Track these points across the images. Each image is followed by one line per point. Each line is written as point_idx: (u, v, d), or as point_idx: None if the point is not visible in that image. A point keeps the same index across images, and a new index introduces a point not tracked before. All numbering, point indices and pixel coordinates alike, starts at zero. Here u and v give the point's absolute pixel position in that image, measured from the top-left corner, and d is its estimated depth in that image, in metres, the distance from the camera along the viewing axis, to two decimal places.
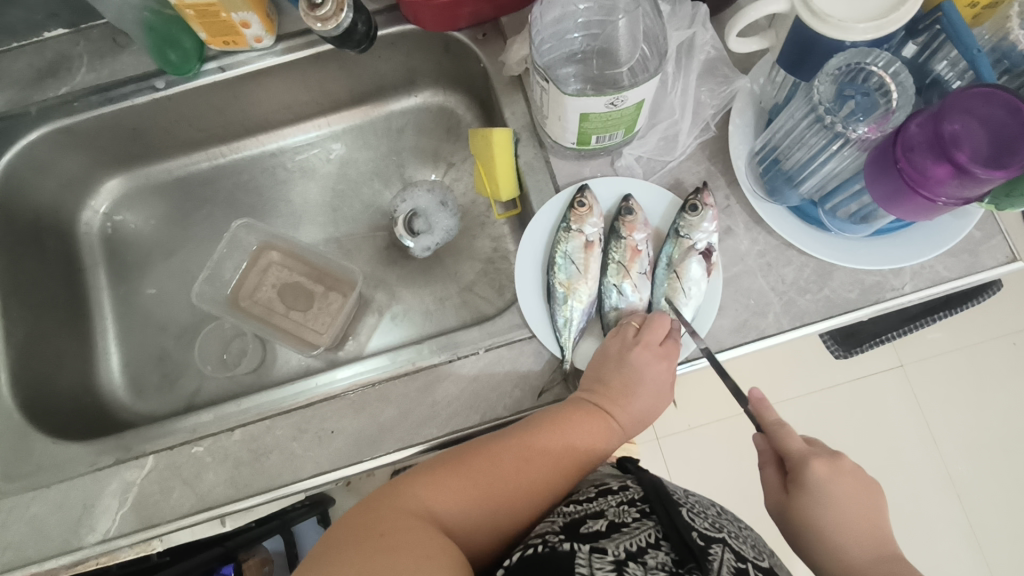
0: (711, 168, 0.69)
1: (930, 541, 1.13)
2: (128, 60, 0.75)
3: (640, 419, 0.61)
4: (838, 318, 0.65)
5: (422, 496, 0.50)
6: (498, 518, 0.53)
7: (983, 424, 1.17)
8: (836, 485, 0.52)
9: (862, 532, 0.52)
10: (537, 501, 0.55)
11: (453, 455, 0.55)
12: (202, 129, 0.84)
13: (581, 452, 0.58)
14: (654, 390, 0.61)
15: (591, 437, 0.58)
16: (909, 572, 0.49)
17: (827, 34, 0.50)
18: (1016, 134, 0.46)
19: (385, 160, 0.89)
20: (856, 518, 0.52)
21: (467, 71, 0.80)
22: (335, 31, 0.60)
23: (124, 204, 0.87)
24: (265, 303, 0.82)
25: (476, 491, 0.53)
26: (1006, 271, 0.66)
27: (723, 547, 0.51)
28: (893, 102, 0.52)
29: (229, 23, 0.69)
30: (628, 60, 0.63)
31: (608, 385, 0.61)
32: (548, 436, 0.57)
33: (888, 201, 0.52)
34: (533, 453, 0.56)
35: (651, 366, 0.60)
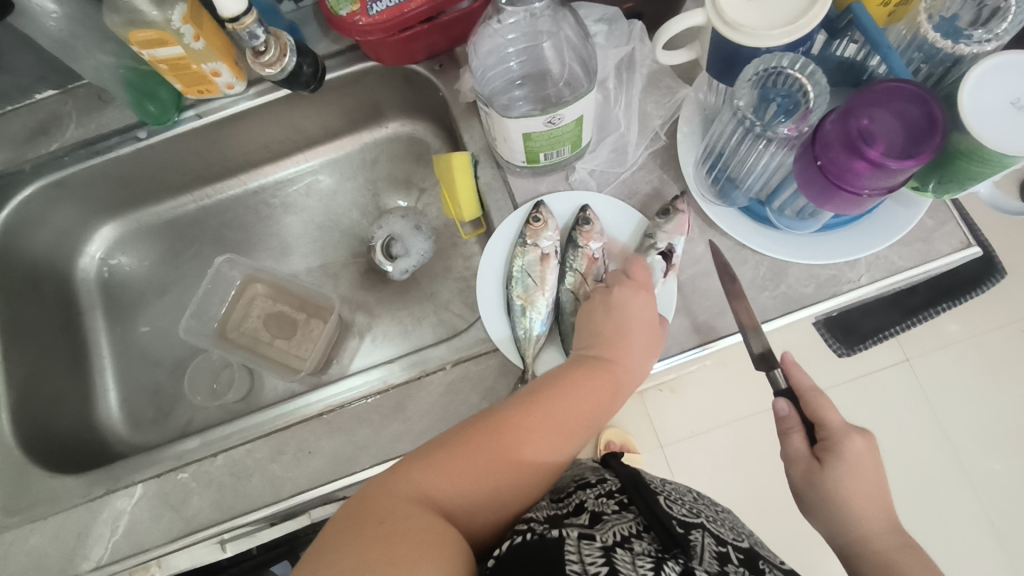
0: (663, 176, 0.71)
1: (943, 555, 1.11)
2: (113, 114, 0.80)
3: (639, 371, 0.61)
4: (795, 314, 0.66)
5: (419, 481, 0.47)
6: (506, 496, 0.51)
7: (995, 414, 1.15)
8: (866, 459, 0.57)
9: (877, 507, 0.57)
10: (544, 472, 0.53)
11: (451, 434, 0.52)
12: (186, 172, 0.88)
13: (590, 413, 0.56)
14: (647, 336, 0.61)
15: (593, 400, 0.56)
16: (914, 551, 0.55)
17: (741, 42, 0.52)
18: (932, 122, 0.48)
19: (361, 189, 0.93)
20: (875, 493, 0.57)
21: (430, 101, 0.84)
22: (281, 74, 0.64)
23: (118, 248, 0.92)
24: (251, 333, 0.85)
25: (480, 471, 0.50)
26: (962, 258, 0.66)
27: (703, 530, 0.53)
28: (811, 101, 0.53)
29: (201, 74, 0.74)
30: (562, 77, 0.66)
31: (604, 336, 0.61)
32: (554, 401, 0.55)
33: (820, 197, 0.55)
34: (542, 421, 0.53)
35: (638, 302, 0.62)
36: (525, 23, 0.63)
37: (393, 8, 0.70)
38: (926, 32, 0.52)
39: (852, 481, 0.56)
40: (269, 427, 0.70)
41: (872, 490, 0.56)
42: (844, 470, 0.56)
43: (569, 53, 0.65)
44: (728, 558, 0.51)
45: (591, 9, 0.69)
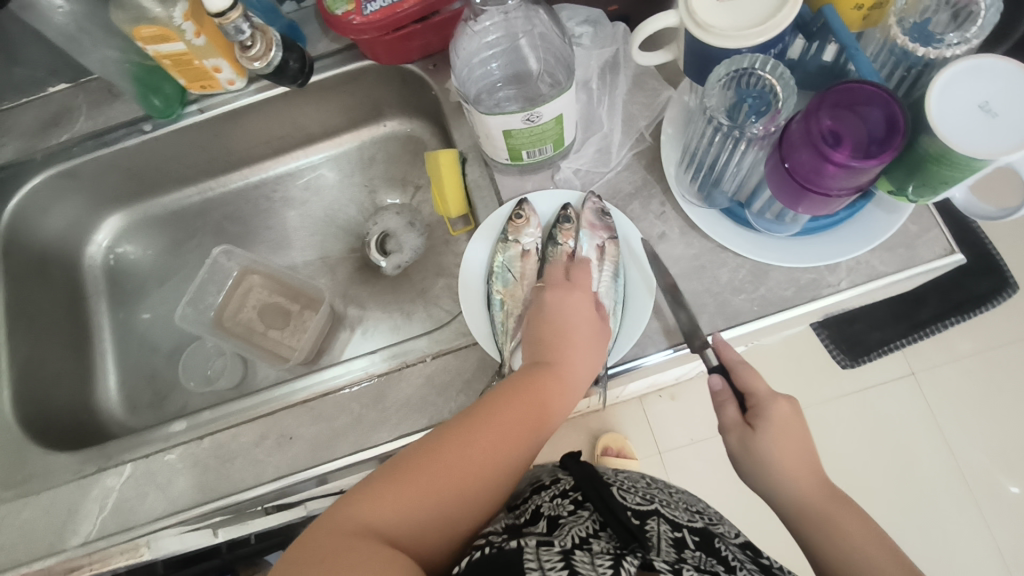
0: (647, 177, 0.72)
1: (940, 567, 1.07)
2: (121, 107, 0.83)
3: (591, 369, 0.60)
4: (774, 316, 0.66)
5: (360, 514, 0.46)
6: (460, 514, 0.49)
7: (1001, 432, 1.12)
8: (792, 423, 0.57)
9: (810, 470, 0.56)
10: (499, 484, 0.51)
11: (398, 460, 0.50)
12: (190, 166, 0.91)
13: (540, 418, 0.55)
14: (593, 337, 0.61)
15: (542, 403, 0.55)
16: (852, 512, 0.54)
17: (713, 44, 0.53)
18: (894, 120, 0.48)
19: (359, 185, 0.95)
20: (805, 458, 0.56)
21: (425, 100, 0.86)
22: (268, 68, 0.67)
23: (124, 238, 0.95)
24: (246, 323, 0.87)
25: (429, 493, 0.48)
26: (946, 264, 0.65)
27: (656, 518, 0.56)
28: (780, 100, 0.53)
29: (202, 69, 0.77)
30: (541, 72, 0.68)
31: (549, 340, 0.60)
32: (498, 410, 0.53)
33: (790, 199, 0.56)
34: (488, 431, 0.52)
35: (581, 309, 0.62)
36: (501, 25, 0.65)
37: (386, 8, 0.72)
38: (896, 36, 0.52)
39: (779, 444, 0.56)
40: (254, 412, 0.71)
41: (800, 453, 0.56)
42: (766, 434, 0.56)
43: (546, 50, 0.67)
44: (684, 542, 0.53)
45: (576, 11, 0.72)
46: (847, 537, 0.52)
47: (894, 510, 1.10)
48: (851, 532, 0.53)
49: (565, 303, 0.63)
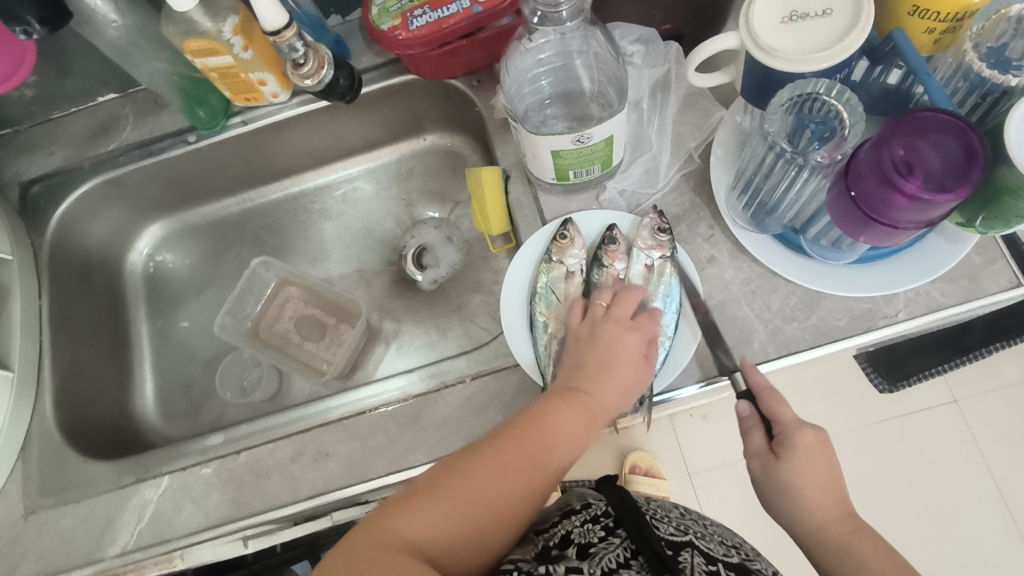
0: (695, 199, 0.70)
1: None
2: (167, 118, 0.84)
3: (628, 392, 0.58)
4: (827, 347, 0.64)
5: (395, 527, 0.47)
6: (490, 534, 0.49)
7: None
8: (816, 452, 0.57)
9: (831, 501, 0.56)
10: (525, 504, 0.51)
11: (428, 477, 0.51)
12: (231, 176, 0.92)
13: (570, 440, 0.54)
14: (635, 358, 0.59)
15: (570, 425, 0.54)
16: (873, 543, 0.53)
17: (776, 67, 0.52)
18: (973, 156, 0.47)
19: (396, 199, 0.95)
20: (825, 487, 0.56)
21: (467, 115, 0.85)
22: (318, 85, 0.66)
23: (165, 246, 0.96)
24: (282, 334, 0.87)
25: (455, 511, 0.48)
26: (1011, 297, 0.63)
27: (691, 551, 0.54)
28: (847, 126, 0.51)
29: (248, 83, 0.77)
30: (589, 90, 0.66)
31: (586, 363, 0.59)
32: (532, 432, 0.53)
33: (854, 228, 0.53)
34: (519, 454, 0.52)
35: (627, 334, 0.60)
36: (556, 44, 0.63)
37: (433, 24, 0.72)
38: (972, 61, 0.50)
39: (800, 470, 0.56)
40: (292, 428, 0.71)
41: (822, 485, 0.56)
42: (785, 463, 0.57)
43: (598, 67, 0.65)
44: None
45: (628, 28, 0.69)
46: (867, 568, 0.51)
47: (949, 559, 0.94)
48: (871, 564, 0.51)
49: (612, 326, 0.61)
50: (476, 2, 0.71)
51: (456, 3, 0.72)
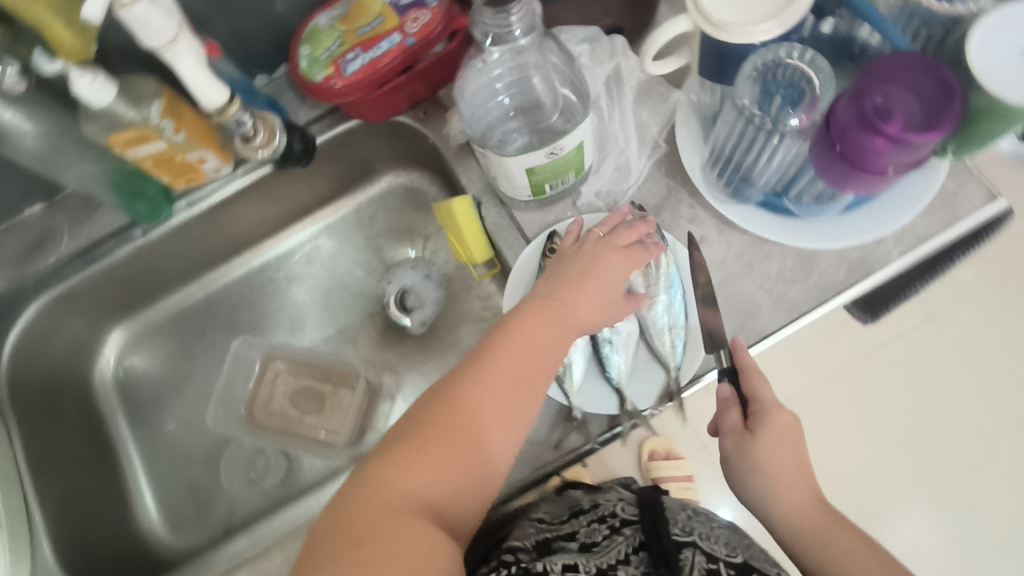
0: (671, 184, 0.70)
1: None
2: (104, 218, 0.78)
3: (602, 304, 0.59)
4: (831, 302, 0.65)
5: (390, 480, 0.48)
6: (483, 475, 0.50)
7: None
8: (796, 433, 0.55)
9: (805, 485, 0.54)
10: (512, 429, 0.53)
11: (414, 418, 0.52)
12: (186, 262, 0.86)
13: (546, 356, 0.55)
14: (613, 281, 0.60)
15: (545, 340, 0.55)
16: (849, 534, 0.52)
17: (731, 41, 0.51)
18: (947, 88, 0.47)
19: (363, 247, 0.90)
20: (801, 472, 0.54)
21: (420, 148, 0.83)
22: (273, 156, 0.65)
23: (131, 349, 0.89)
24: (280, 413, 0.85)
25: (445, 453, 0.50)
26: (990, 212, 0.65)
27: (694, 550, 0.51)
28: (817, 87, 0.51)
29: (187, 164, 0.73)
30: (556, 107, 0.64)
31: (558, 278, 0.59)
32: (511, 356, 0.54)
33: (842, 181, 0.53)
34: (499, 382, 0.53)
35: (607, 258, 0.60)
36: (511, 58, 0.60)
37: (368, 65, 0.70)
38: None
39: (776, 450, 0.54)
40: None
41: (798, 468, 0.54)
42: (765, 444, 0.54)
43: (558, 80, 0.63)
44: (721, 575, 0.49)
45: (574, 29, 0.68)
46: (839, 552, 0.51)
47: None
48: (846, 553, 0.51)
49: (592, 252, 0.61)
50: (408, 35, 0.70)
51: (386, 40, 0.70)
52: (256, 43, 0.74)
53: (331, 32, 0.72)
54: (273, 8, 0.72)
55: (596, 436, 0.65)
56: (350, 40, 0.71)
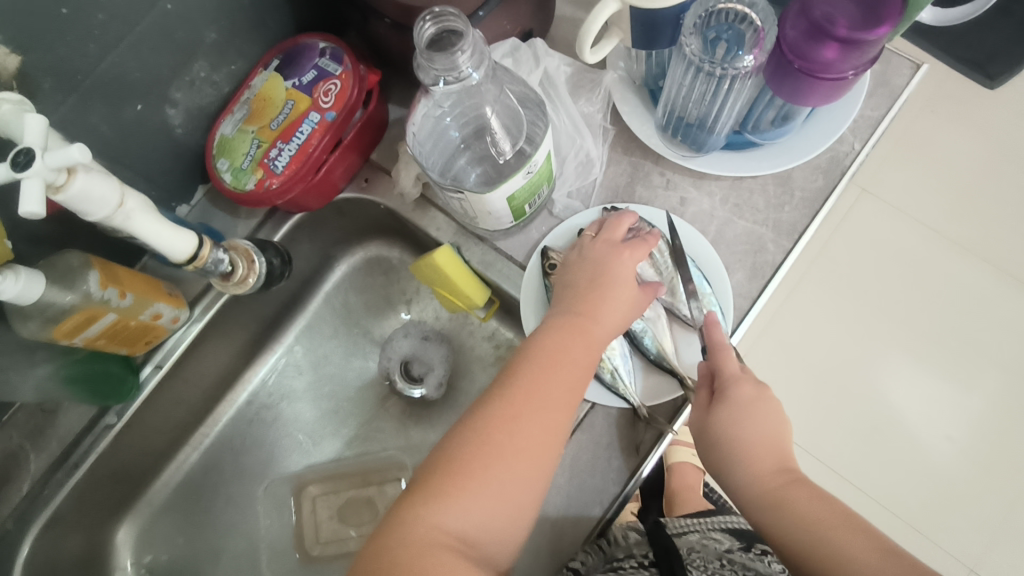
0: (633, 160, 0.70)
1: (957, 403, 1.06)
2: (69, 417, 0.70)
3: (625, 314, 0.57)
4: (824, 210, 0.66)
5: (426, 516, 0.47)
6: (520, 508, 0.49)
7: (998, 213, 1.11)
8: (757, 405, 0.57)
9: (767, 455, 0.56)
10: (548, 460, 0.51)
11: (445, 445, 0.51)
12: (173, 426, 0.79)
13: (578, 376, 0.54)
14: (628, 280, 0.58)
15: (575, 360, 0.54)
16: (807, 497, 0.52)
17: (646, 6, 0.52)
18: None
19: (348, 336, 0.85)
20: (766, 445, 0.56)
21: (371, 217, 0.79)
22: (256, 282, 0.64)
23: (145, 544, 0.79)
24: (334, 536, 0.79)
25: (480, 486, 0.48)
26: (920, 77, 0.69)
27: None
28: (756, 22, 0.53)
29: (142, 326, 0.66)
30: (520, 137, 0.60)
31: (578, 292, 0.57)
32: (540, 377, 0.53)
33: (797, 98, 0.55)
34: (532, 407, 0.51)
35: (619, 260, 0.58)
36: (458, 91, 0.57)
37: (297, 155, 0.66)
38: None
39: (737, 422, 0.57)
40: None
41: (759, 440, 0.56)
42: (726, 412, 0.57)
43: (516, 110, 0.61)
44: None
45: (495, 47, 0.66)
46: (801, 510, 0.51)
47: (935, 324, 1.09)
48: (806, 513, 0.51)
49: (597, 255, 0.59)
50: (325, 111, 0.67)
51: (305, 122, 0.67)
52: (166, 175, 0.68)
53: (243, 136, 0.67)
54: (173, 133, 0.66)
55: (669, 423, 0.64)
56: (268, 135, 0.67)
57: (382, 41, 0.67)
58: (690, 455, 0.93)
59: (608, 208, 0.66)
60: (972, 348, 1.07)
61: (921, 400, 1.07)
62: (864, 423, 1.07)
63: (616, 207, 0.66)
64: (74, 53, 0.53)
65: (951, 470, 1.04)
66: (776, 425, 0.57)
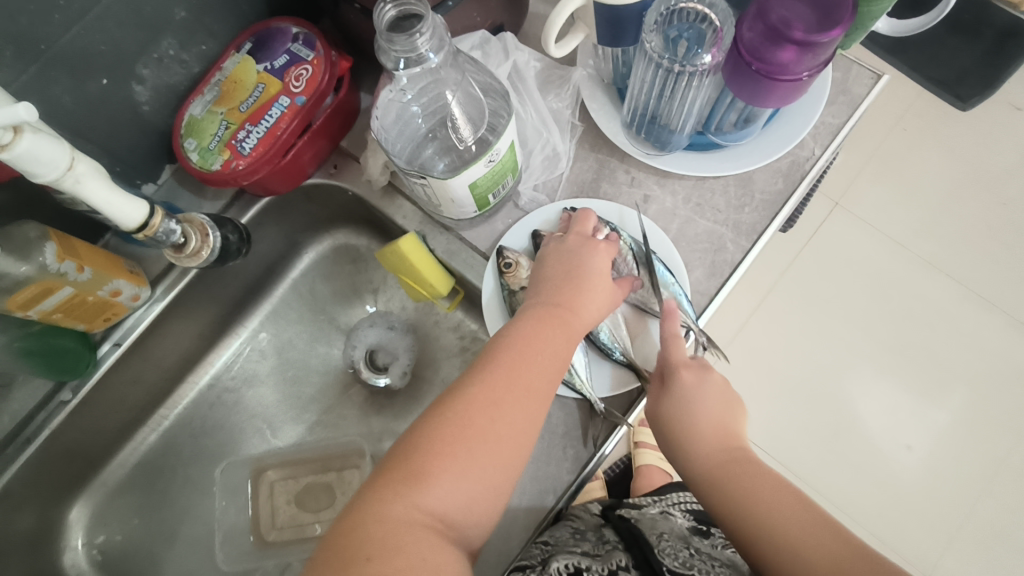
0: (600, 156, 0.71)
1: (921, 415, 1.08)
2: (23, 392, 0.69)
3: (602, 307, 0.59)
4: (783, 211, 0.68)
5: (405, 495, 0.47)
6: (499, 493, 0.50)
7: (963, 232, 1.14)
8: (703, 391, 0.58)
9: (717, 437, 0.56)
10: (523, 443, 0.52)
11: (421, 426, 0.51)
12: (130, 406, 0.78)
13: (555, 363, 0.54)
14: (605, 273, 0.59)
15: (553, 347, 0.55)
16: (752, 472, 0.53)
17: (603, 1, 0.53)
18: None
19: (314, 323, 0.85)
20: (716, 430, 0.57)
21: (340, 205, 0.80)
22: (212, 255, 0.64)
23: (99, 524, 0.78)
24: (291, 522, 0.78)
25: (458, 467, 0.48)
26: (880, 87, 0.71)
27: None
28: (715, 21, 0.54)
29: (101, 302, 0.66)
30: (482, 124, 0.61)
31: (556, 282, 0.59)
32: (521, 364, 0.53)
33: (757, 98, 0.56)
34: (512, 393, 0.52)
35: (595, 253, 0.60)
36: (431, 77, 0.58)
37: (265, 137, 0.66)
38: None
39: (684, 412, 0.58)
40: None
41: (712, 426, 0.57)
42: (678, 401, 0.58)
43: (479, 100, 0.62)
44: None
45: (464, 39, 0.67)
46: (749, 495, 0.52)
47: (900, 337, 1.11)
48: (762, 494, 0.51)
49: (573, 248, 0.61)
50: (295, 94, 0.67)
51: (275, 105, 0.67)
52: (131, 153, 0.68)
53: (212, 116, 0.67)
54: (140, 110, 0.66)
55: (624, 415, 0.64)
56: (236, 117, 0.67)
57: (354, 28, 0.67)
58: (657, 458, 0.94)
59: (570, 207, 0.67)
60: (936, 363, 1.10)
61: (885, 411, 1.09)
62: (826, 430, 1.09)
63: (576, 206, 0.67)
64: (38, 22, 0.53)
65: (912, 478, 1.06)
66: (724, 407, 0.58)
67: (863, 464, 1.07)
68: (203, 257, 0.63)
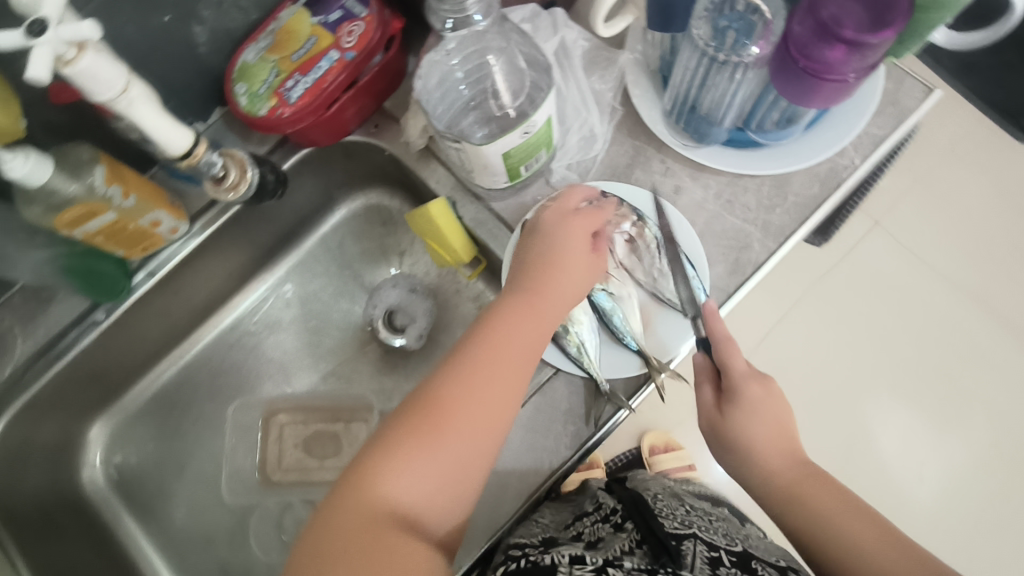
0: (636, 142, 0.71)
1: (938, 446, 1.06)
2: (60, 308, 0.72)
3: (585, 283, 0.58)
4: (814, 217, 0.67)
5: (392, 477, 0.47)
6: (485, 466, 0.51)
7: (1005, 265, 1.11)
8: (767, 404, 0.58)
9: (782, 449, 0.57)
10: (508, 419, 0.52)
11: (406, 409, 0.51)
12: (156, 337, 0.82)
13: (537, 341, 0.54)
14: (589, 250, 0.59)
15: (535, 327, 0.55)
16: (824, 488, 0.54)
17: None
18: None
19: (339, 278, 0.88)
20: (780, 440, 0.57)
21: (376, 164, 0.81)
22: (247, 190, 0.66)
23: (116, 444, 0.82)
24: (297, 465, 0.82)
25: (443, 447, 0.49)
26: (931, 103, 0.69)
27: (695, 541, 0.53)
28: (766, 14, 0.55)
29: (140, 231, 0.68)
30: (522, 93, 0.63)
31: (541, 260, 0.58)
32: (503, 343, 0.53)
33: (802, 99, 0.55)
34: (495, 370, 0.52)
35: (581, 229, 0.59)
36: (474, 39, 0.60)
37: (312, 88, 0.68)
38: None
39: (749, 427, 0.57)
40: None
41: (775, 439, 0.57)
42: (744, 417, 0.58)
43: (522, 71, 0.63)
44: (721, 560, 0.51)
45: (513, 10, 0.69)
46: (827, 518, 0.52)
47: (924, 365, 1.09)
48: (832, 509, 0.53)
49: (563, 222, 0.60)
50: (345, 49, 0.68)
51: (324, 58, 0.68)
52: (184, 91, 0.71)
53: (264, 63, 0.69)
54: (196, 50, 0.68)
55: (629, 399, 0.65)
56: (287, 66, 0.68)
57: None
58: None
59: (599, 190, 0.68)
60: (958, 395, 1.08)
61: (901, 438, 1.07)
62: (839, 450, 1.07)
63: (606, 189, 0.68)
64: None
65: (923, 508, 1.04)
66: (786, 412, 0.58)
67: (878, 486, 1.05)
68: (240, 191, 0.66)
